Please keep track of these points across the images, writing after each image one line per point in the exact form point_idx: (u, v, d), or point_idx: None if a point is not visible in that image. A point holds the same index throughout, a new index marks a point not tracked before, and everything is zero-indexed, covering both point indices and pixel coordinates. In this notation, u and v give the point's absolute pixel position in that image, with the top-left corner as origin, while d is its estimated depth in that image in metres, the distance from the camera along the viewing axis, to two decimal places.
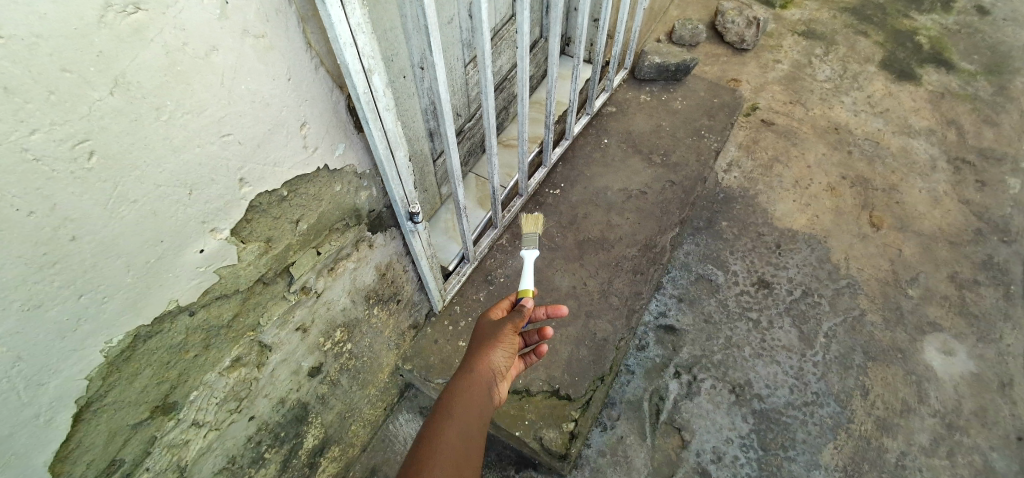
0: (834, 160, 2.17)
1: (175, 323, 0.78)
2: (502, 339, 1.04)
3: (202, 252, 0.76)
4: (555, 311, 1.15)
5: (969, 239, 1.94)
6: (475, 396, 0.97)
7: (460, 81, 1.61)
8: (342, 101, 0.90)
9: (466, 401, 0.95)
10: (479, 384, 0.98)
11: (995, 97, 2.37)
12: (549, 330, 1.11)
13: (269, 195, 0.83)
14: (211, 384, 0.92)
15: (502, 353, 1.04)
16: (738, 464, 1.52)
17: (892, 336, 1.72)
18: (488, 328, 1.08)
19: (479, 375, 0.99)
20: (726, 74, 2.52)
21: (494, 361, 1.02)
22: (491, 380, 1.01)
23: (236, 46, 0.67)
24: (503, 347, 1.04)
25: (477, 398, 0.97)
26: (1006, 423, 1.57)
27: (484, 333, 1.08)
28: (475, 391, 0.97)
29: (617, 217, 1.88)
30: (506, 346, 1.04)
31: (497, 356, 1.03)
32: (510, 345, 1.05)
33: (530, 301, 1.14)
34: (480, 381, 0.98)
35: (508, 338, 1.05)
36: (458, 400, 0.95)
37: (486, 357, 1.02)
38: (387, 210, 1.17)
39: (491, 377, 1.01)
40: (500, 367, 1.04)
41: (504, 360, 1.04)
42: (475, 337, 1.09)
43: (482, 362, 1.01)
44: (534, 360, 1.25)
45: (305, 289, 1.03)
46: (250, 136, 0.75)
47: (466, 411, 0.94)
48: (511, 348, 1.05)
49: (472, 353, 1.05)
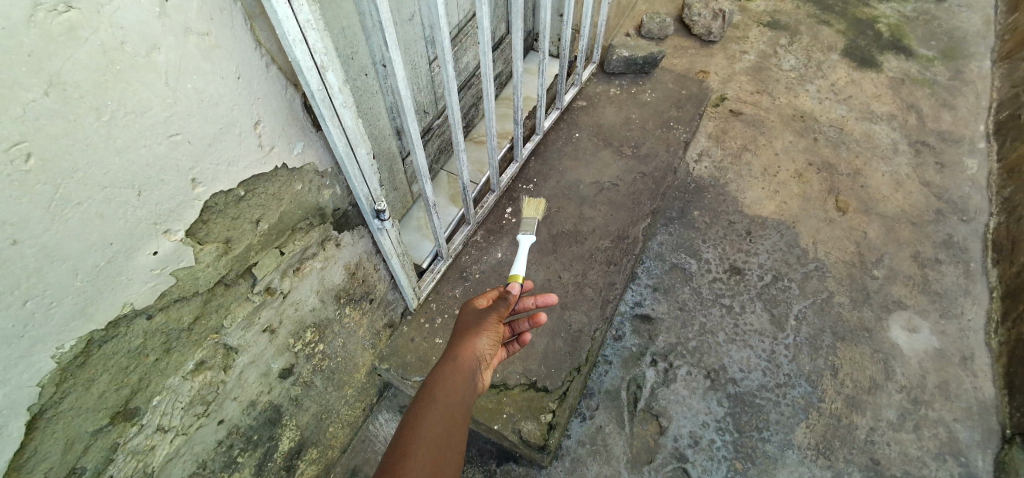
0: (799, 147, 2.22)
1: (132, 327, 0.78)
2: (485, 328, 1.07)
3: (156, 254, 0.75)
4: (545, 299, 1.16)
5: (930, 219, 2.00)
6: (459, 381, 0.98)
7: (425, 78, 1.62)
8: (297, 99, 0.91)
9: (450, 386, 0.96)
10: (463, 369, 1.00)
11: (952, 82, 2.45)
12: (543, 316, 1.12)
13: (225, 196, 0.83)
14: (174, 389, 0.91)
15: (486, 341, 1.06)
16: (714, 447, 1.55)
17: (859, 315, 1.77)
18: (472, 318, 1.11)
19: (463, 361, 1.01)
20: (694, 66, 2.56)
21: (478, 347, 1.05)
22: (474, 366, 1.02)
23: (179, 44, 0.68)
24: (486, 335, 1.07)
25: (461, 382, 0.98)
26: (968, 395, 1.62)
27: (467, 322, 1.10)
28: (459, 375, 0.98)
29: (589, 210, 1.90)
30: (489, 334, 1.07)
31: (480, 344, 1.05)
32: (492, 333, 1.08)
33: (518, 286, 1.17)
34: (464, 367, 1.00)
35: (492, 327, 1.08)
36: (441, 384, 0.96)
37: (470, 344, 1.04)
38: (353, 208, 1.18)
39: (474, 364, 1.03)
40: (484, 354, 1.06)
41: (487, 348, 1.07)
42: (456, 328, 1.11)
43: (467, 348, 1.03)
44: (517, 349, 1.27)
45: (269, 290, 1.03)
46: (200, 135, 0.76)
47: (450, 395, 0.95)
48: (493, 337, 1.08)
49: (455, 342, 1.06)
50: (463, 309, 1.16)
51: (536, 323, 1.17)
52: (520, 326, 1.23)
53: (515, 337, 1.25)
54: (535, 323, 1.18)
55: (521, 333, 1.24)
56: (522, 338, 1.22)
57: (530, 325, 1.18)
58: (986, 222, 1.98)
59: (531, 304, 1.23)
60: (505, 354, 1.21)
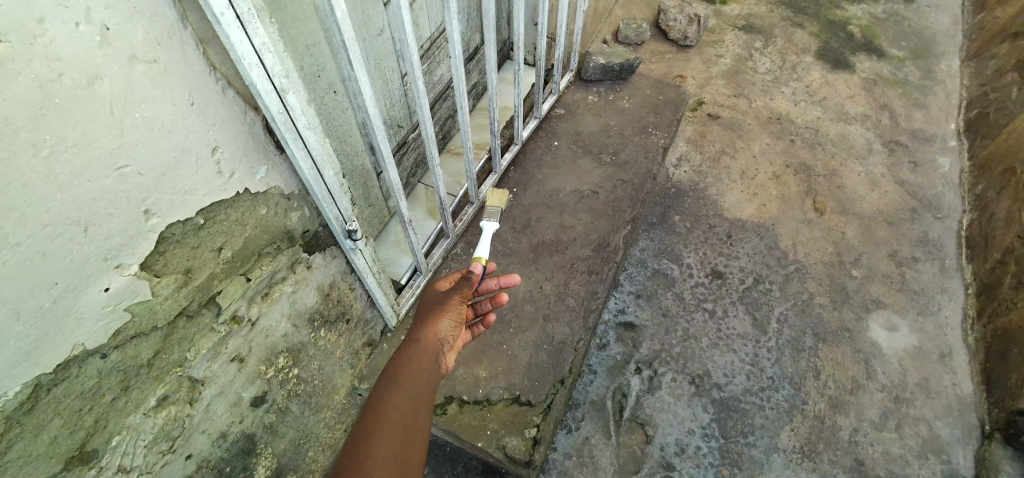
0: (777, 149, 2.24)
1: (84, 368, 0.75)
2: (447, 309, 1.09)
3: (106, 290, 0.73)
4: (508, 280, 1.23)
5: (906, 218, 2.02)
6: (422, 361, 0.99)
7: (398, 92, 1.60)
8: (258, 123, 0.89)
9: (413, 366, 0.97)
10: (426, 350, 1.01)
11: (922, 81, 2.50)
12: (505, 297, 1.17)
13: (183, 225, 0.81)
14: (136, 427, 0.88)
15: (448, 322, 1.08)
16: (700, 454, 1.54)
17: (840, 316, 1.78)
18: (436, 299, 1.13)
19: (426, 343, 1.02)
20: (672, 71, 2.57)
21: (441, 330, 1.06)
22: (438, 347, 1.04)
23: (124, 72, 0.65)
24: (448, 316, 1.08)
25: (425, 363, 0.99)
26: (948, 392, 1.64)
27: (431, 304, 1.12)
28: (422, 357, 0.99)
29: (570, 219, 1.90)
30: (451, 314, 1.09)
31: (443, 325, 1.07)
32: (456, 314, 1.09)
33: (481, 266, 1.20)
34: (427, 348, 1.01)
35: (454, 309, 1.10)
36: (405, 365, 0.97)
37: (433, 326, 1.05)
38: (325, 229, 1.16)
39: (438, 345, 1.04)
40: (447, 336, 1.07)
41: (450, 329, 1.08)
42: (420, 312, 1.12)
43: (430, 330, 1.05)
44: (481, 331, 1.31)
45: (236, 319, 1.01)
46: (151, 165, 0.73)
47: (415, 374, 0.96)
48: (456, 317, 1.09)
49: (419, 324, 1.08)
50: (429, 291, 1.18)
51: (497, 303, 1.22)
52: (483, 306, 1.29)
53: (478, 318, 1.30)
54: (497, 301, 1.23)
55: (484, 313, 1.29)
56: (486, 318, 1.27)
57: (491, 304, 1.24)
58: (959, 219, 2.01)
59: (494, 285, 1.30)
60: (470, 335, 1.25)
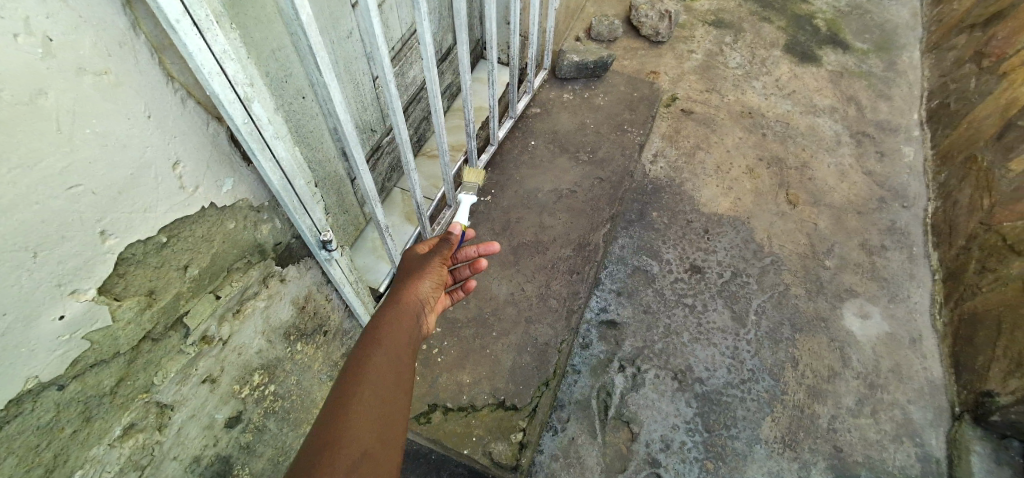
0: (749, 143, 2.28)
1: (40, 401, 0.71)
2: (428, 270, 1.09)
3: (62, 318, 0.69)
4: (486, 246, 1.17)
5: (874, 207, 2.08)
6: (404, 321, 0.98)
7: (370, 95, 1.56)
8: (222, 133, 0.85)
9: (394, 325, 0.96)
10: (408, 309, 1.01)
11: (886, 73, 2.57)
12: (483, 262, 1.15)
13: (144, 245, 0.78)
14: (100, 459, 0.84)
15: (428, 283, 1.08)
16: (685, 449, 1.55)
17: (815, 306, 1.82)
18: (418, 261, 1.13)
19: (407, 302, 1.03)
20: (645, 67, 2.59)
21: (421, 289, 1.06)
22: (419, 307, 1.04)
23: (72, 85, 0.62)
24: (429, 277, 1.09)
25: (406, 321, 0.99)
26: (920, 376, 1.69)
27: (411, 267, 1.12)
28: (404, 314, 1.00)
29: (549, 219, 1.89)
30: (431, 277, 1.09)
31: (423, 286, 1.07)
32: (436, 275, 1.10)
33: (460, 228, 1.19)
34: (408, 306, 1.02)
35: (435, 270, 1.10)
36: (388, 323, 0.97)
37: (413, 287, 1.06)
38: (297, 240, 1.12)
39: (419, 305, 1.04)
40: (428, 297, 1.08)
41: (430, 291, 1.08)
42: (401, 274, 1.12)
43: (410, 291, 1.05)
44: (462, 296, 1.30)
45: (206, 339, 0.97)
46: (106, 183, 0.70)
47: (397, 331, 0.95)
48: (437, 280, 1.10)
49: (399, 286, 1.08)
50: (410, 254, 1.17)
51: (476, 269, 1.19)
52: (463, 272, 1.28)
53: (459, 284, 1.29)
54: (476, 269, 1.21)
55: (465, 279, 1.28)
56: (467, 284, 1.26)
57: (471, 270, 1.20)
58: (924, 207, 2.08)
59: (474, 252, 1.24)
60: (450, 300, 1.24)
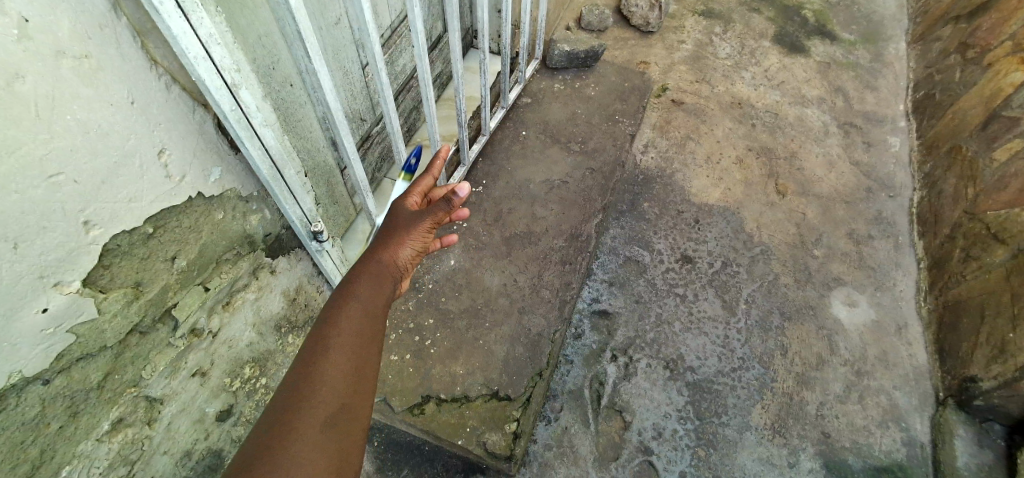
0: (739, 133, 2.29)
1: (25, 397, 0.69)
2: (412, 235, 1.02)
3: (45, 312, 0.67)
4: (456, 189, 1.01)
5: (862, 197, 2.11)
6: (378, 291, 0.95)
7: (359, 84, 1.54)
8: (208, 121, 0.83)
9: (368, 297, 0.92)
10: (384, 277, 0.97)
11: (872, 64, 2.59)
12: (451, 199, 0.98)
13: (130, 236, 0.76)
14: (88, 455, 0.82)
15: (410, 249, 1.02)
16: (677, 437, 1.57)
17: (804, 294, 1.85)
18: (401, 217, 1.04)
19: (385, 269, 0.98)
20: (635, 57, 2.58)
21: (401, 255, 1.01)
22: (396, 274, 1.00)
23: (49, 70, 0.59)
24: (412, 243, 1.02)
25: (381, 291, 0.95)
26: (904, 363, 1.73)
27: (396, 223, 1.04)
28: (380, 284, 0.96)
29: (541, 210, 1.88)
30: (414, 241, 1.02)
31: (404, 252, 1.01)
32: (419, 241, 1.03)
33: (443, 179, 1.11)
34: (385, 274, 0.98)
35: (419, 235, 1.03)
36: (361, 292, 0.92)
37: (394, 251, 1.00)
38: (287, 231, 1.11)
39: (396, 272, 1.00)
40: (406, 262, 1.03)
41: (410, 256, 1.03)
42: (380, 231, 1.05)
43: (390, 255, 0.99)
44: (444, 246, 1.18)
45: (195, 332, 0.95)
46: (89, 171, 0.67)
47: (370, 304, 0.92)
48: (419, 244, 1.03)
49: (379, 242, 1.02)
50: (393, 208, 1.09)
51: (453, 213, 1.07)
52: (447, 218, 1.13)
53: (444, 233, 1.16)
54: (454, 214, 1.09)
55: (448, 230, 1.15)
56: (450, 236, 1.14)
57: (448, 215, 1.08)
58: (910, 197, 2.11)
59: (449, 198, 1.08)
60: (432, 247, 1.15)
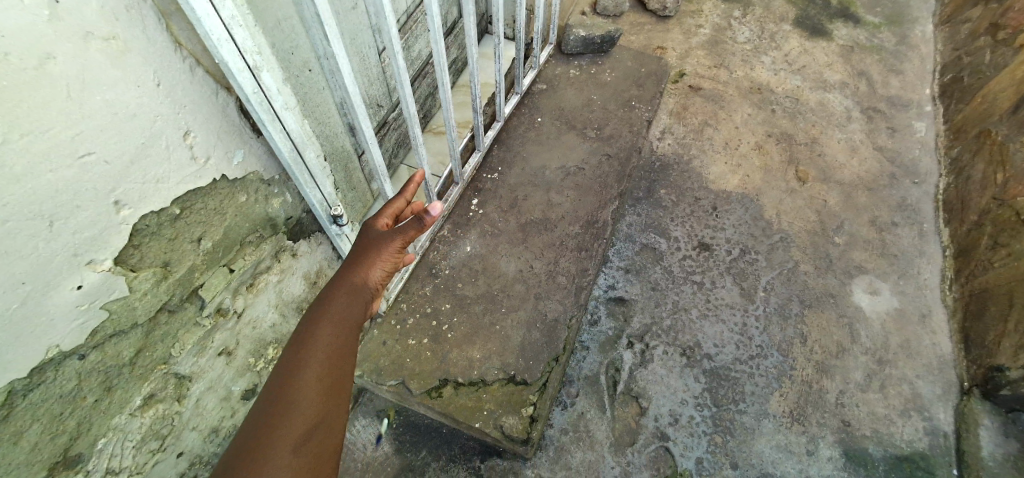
0: (758, 119, 2.25)
1: (61, 371, 0.71)
2: (382, 257, 1.06)
3: (80, 289, 0.69)
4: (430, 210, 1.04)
5: (885, 184, 2.06)
6: (349, 314, 1.00)
7: (375, 70, 1.54)
8: (231, 103, 0.84)
9: (338, 320, 0.98)
10: (355, 300, 1.02)
11: (897, 47, 2.52)
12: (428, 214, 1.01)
13: (158, 216, 0.77)
14: (122, 429, 0.85)
15: (379, 270, 1.07)
16: (694, 423, 1.57)
17: (825, 282, 1.82)
18: (372, 239, 1.08)
19: (355, 291, 1.03)
20: (652, 43, 2.54)
21: (371, 277, 1.06)
22: (366, 295, 1.05)
23: (79, 50, 0.60)
24: (382, 265, 1.07)
25: (352, 313, 1.01)
26: (928, 352, 1.69)
27: (367, 244, 1.08)
28: (350, 307, 1.01)
29: (556, 197, 1.88)
30: (384, 263, 1.07)
31: (374, 274, 1.06)
32: (389, 263, 1.08)
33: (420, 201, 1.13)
34: (356, 296, 1.03)
35: (388, 257, 1.07)
36: (332, 317, 0.98)
37: (364, 273, 1.05)
38: (308, 215, 1.13)
39: (366, 293, 1.05)
40: (376, 283, 1.08)
41: (380, 277, 1.08)
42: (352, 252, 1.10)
43: (361, 277, 1.04)
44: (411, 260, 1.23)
45: (221, 311, 0.98)
46: (118, 151, 0.69)
47: (341, 328, 0.98)
48: (389, 266, 1.08)
49: (350, 264, 1.06)
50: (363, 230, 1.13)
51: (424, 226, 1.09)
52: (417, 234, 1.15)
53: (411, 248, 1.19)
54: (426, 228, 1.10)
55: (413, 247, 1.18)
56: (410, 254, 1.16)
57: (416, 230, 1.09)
58: (936, 183, 2.06)
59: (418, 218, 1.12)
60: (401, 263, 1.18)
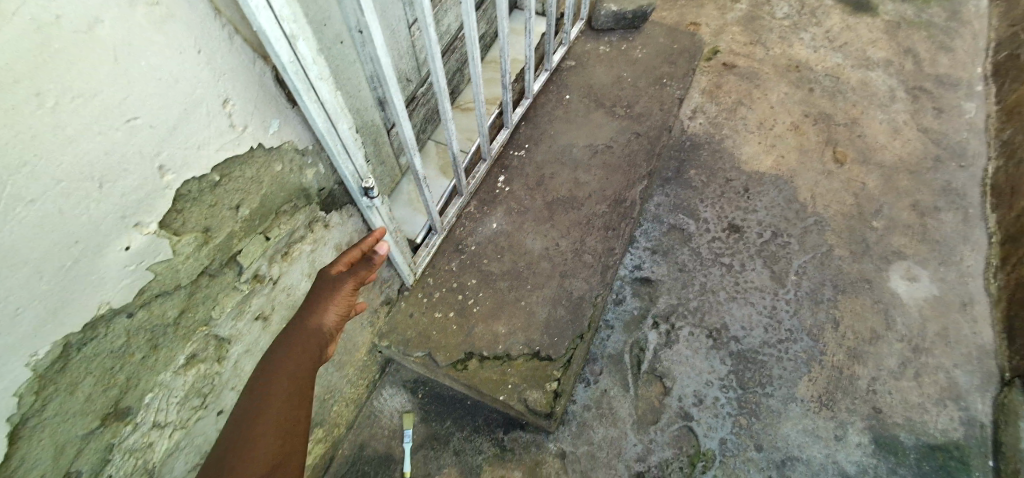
0: (795, 98, 2.16)
1: (112, 327, 0.74)
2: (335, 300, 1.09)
3: (128, 249, 0.71)
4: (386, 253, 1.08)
5: (929, 167, 1.97)
6: (304, 360, 1.05)
7: (405, 44, 1.53)
8: (267, 72, 0.85)
9: (292, 367, 1.03)
10: (310, 345, 1.06)
11: (948, 23, 2.38)
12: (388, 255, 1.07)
13: (199, 183, 0.79)
14: (167, 385, 0.89)
15: (333, 313, 1.09)
16: (719, 405, 1.55)
17: (860, 267, 1.76)
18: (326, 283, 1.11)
19: (309, 337, 1.07)
20: (685, 18, 2.46)
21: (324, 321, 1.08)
22: (322, 338, 1.08)
23: (124, 14, 0.61)
24: (334, 308, 1.09)
25: (306, 359, 1.05)
26: (967, 341, 1.63)
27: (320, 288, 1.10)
28: (304, 352, 1.05)
29: (584, 175, 1.85)
30: (337, 306, 1.09)
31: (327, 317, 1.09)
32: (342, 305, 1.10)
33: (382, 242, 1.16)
34: (310, 342, 1.06)
35: (342, 299, 1.10)
36: (287, 364, 1.03)
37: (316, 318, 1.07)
38: (340, 187, 1.14)
39: (321, 336, 1.08)
40: (331, 325, 1.10)
41: (335, 319, 1.11)
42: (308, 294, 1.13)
43: (314, 322, 1.07)
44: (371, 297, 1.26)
45: (258, 277, 1.00)
46: (161, 117, 0.70)
47: (295, 374, 1.03)
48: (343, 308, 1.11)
49: (304, 309, 1.09)
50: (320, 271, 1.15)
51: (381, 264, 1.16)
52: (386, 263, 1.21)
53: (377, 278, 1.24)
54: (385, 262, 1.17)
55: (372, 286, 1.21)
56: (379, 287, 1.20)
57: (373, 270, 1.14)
58: (984, 167, 1.96)
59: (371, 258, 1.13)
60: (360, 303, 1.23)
